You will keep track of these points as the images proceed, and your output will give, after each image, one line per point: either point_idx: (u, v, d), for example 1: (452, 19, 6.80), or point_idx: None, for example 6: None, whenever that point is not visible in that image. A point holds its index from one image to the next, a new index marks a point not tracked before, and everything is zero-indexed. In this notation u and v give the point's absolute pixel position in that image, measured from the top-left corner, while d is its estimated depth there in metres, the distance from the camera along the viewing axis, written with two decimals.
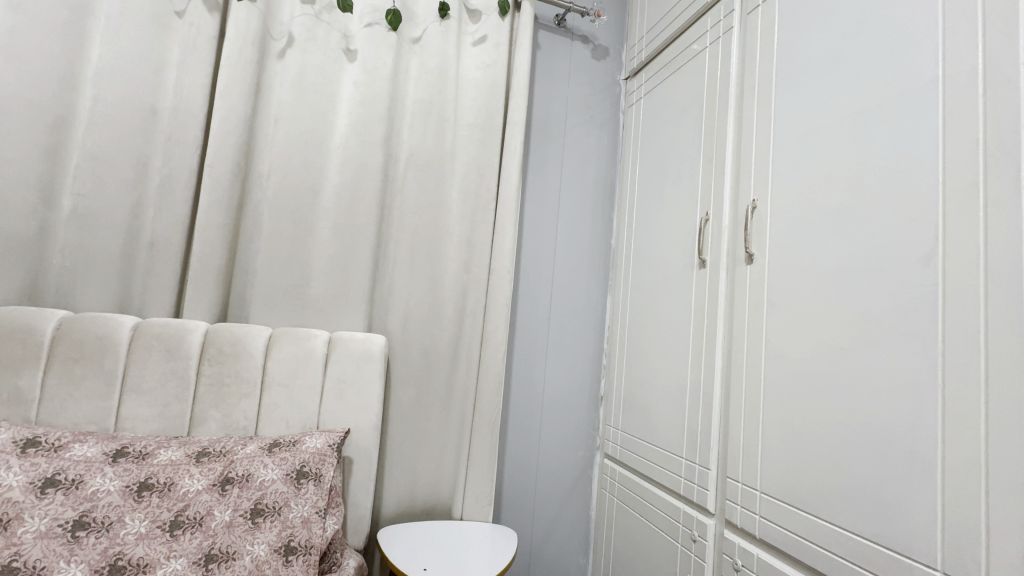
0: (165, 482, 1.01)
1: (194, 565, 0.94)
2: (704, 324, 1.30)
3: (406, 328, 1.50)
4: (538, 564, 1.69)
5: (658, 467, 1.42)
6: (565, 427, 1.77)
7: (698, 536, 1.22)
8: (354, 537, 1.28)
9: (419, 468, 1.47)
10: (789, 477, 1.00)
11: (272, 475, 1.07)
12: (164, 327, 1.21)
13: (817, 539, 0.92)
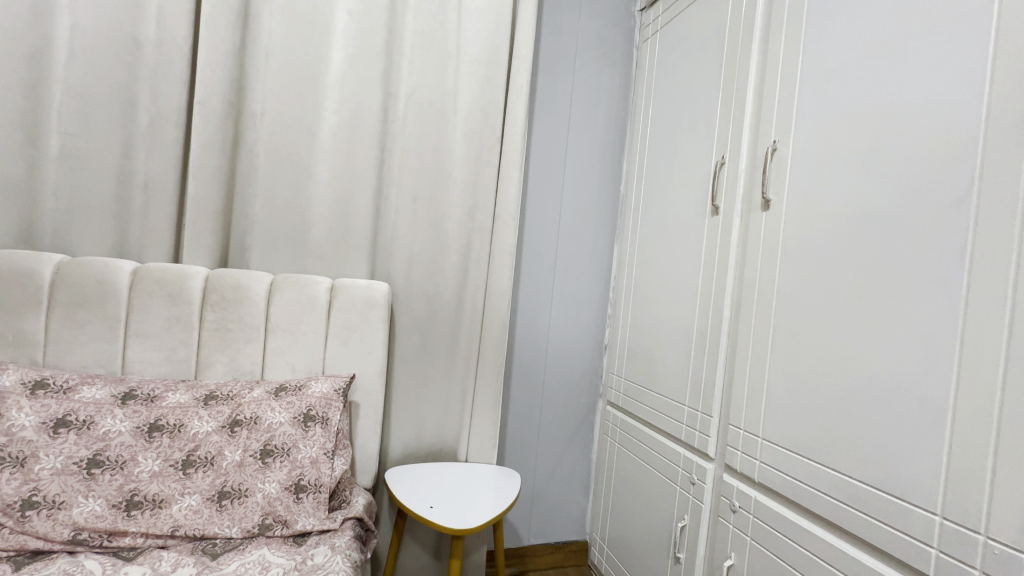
0: (175, 424, 1.02)
1: (208, 501, 0.97)
2: (714, 273, 1.27)
3: (410, 275, 1.47)
4: (540, 504, 1.75)
5: (660, 414, 1.44)
6: (568, 375, 1.78)
7: (697, 480, 1.25)
8: (362, 476, 1.32)
9: (424, 413, 1.50)
10: (793, 425, 1.00)
11: (280, 418, 1.08)
12: (164, 272, 1.18)
13: (817, 484, 0.94)
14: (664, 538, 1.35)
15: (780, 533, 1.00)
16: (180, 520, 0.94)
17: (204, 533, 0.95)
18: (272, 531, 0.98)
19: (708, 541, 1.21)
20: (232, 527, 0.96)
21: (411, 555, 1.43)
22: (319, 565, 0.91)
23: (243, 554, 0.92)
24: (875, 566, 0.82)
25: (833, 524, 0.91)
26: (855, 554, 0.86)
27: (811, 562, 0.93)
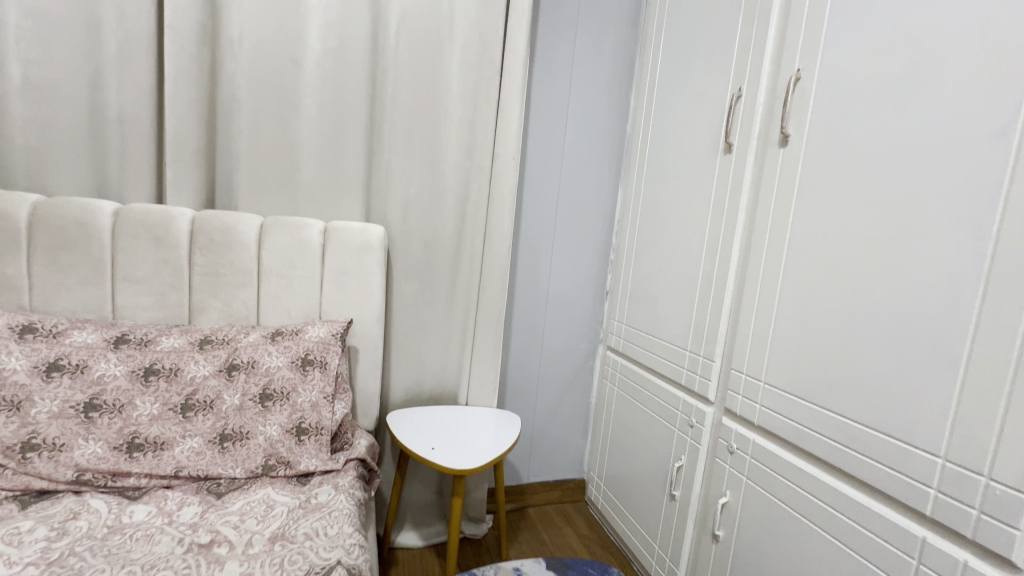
0: (171, 368, 1.01)
1: (210, 443, 0.98)
2: (724, 216, 1.22)
3: (407, 219, 1.41)
4: (539, 445, 1.80)
5: (661, 359, 1.44)
6: (569, 321, 1.77)
7: (695, 423, 1.26)
8: (364, 419, 1.34)
9: (424, 358, 1.49)
10: (797, 370, 0.99)
11: (277, 362, 1.07)
12: (147, 214, 1.13)
13: (818, 427, 0.94)
14: (661, 477, 1.38)
15: (777, 473, 1.02)
16: (182, 462, 0.95)
17: (208, 474, 0.95)
18: (276, 472, 0.99)
19: (704, 480, 1.24)
20: (236, 468, 0.97)
21: (415, 493, 1.47)
22: (323, 504, 0.92)
23: (247, 494, 0.93)
24: (871, 505, 0.84)
25: (831, 465, 0.92)
26: (851, 494, 0.87)
27: (807, 501, 0.95)
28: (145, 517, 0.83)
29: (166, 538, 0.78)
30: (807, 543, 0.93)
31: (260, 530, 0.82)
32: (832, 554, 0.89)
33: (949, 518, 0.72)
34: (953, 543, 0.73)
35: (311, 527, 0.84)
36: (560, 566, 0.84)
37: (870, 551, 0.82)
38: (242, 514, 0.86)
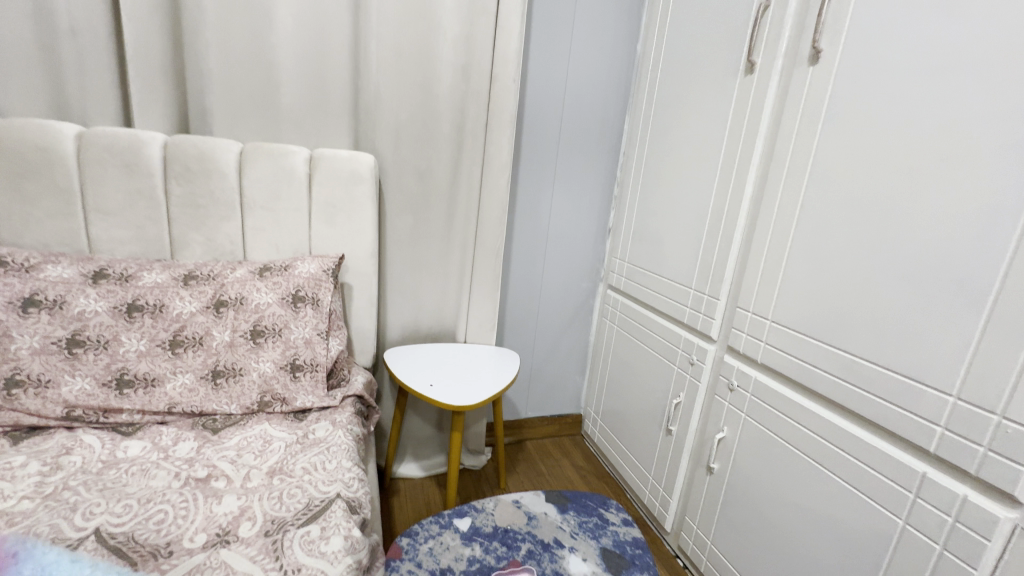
0: (155, 305, 0.97)
1: (202, 379, 0.96)
2: (740, 146, 1.13)
3: (398, 149, 1.32)
4: (538, 383, 1.81)
5: (663, 298, 1.40)
6: (569, 259, 1.72)
7: (695, 361, 1.25)
8: (361, 356, 1.32)
9: (421, 296, 1.45)
10: (808, 308, 0.96)
11: (267, 299, 1.03)
12: (113, 138, 1.03)
13: (824, 365, 0.92)
14: (658, 413, 1.40)
15: (778, 410, 1.01)
16: (175, 398, 0.93)
17: (202, 410, 0.94)
18: (272, 409, 0.98)
19: (701, 416, 1.25)
20: (231, 404, 0.96)
21: (415, 427, 1.49)
22: (321, 439, 0.91)
23: (244, 430, 0.91)
24: (873, 442, 0.83)
25: (835, 403, 0.91)
26: (853, 431, 0.87)
27: (807, 437, 0.95)
28: (140, 452, 0.82)
29: (162, 472, 0.77)
30: (804, 476, 0.95)
31: (257, 465, 0.82)
32: (828, 487, 0.90)
33: (953, 454, 0.72)
34: (954, 478, 0.73)
35: (309, 461, 0.83)
36: (560, 499, 0.84)
37: (868, 485, 0.83)
38: (239, 449, 0.86)
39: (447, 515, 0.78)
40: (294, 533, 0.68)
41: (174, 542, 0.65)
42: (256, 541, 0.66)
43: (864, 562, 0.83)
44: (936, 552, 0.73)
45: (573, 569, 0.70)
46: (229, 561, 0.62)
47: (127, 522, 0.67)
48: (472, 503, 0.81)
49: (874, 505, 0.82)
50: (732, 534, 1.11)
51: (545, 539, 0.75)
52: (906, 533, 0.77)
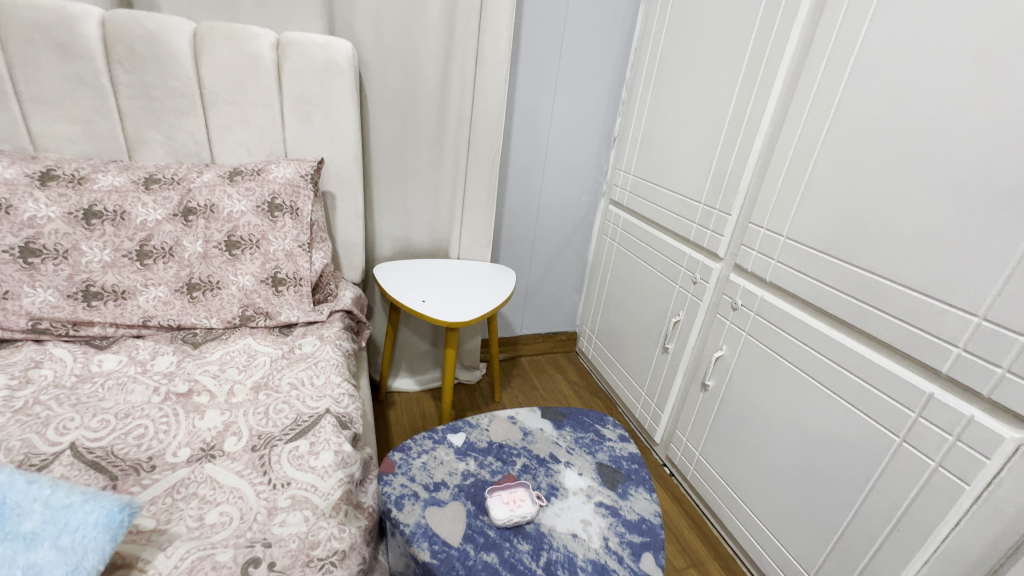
0: (115, 211, 0.87)
1: (177, 293, 0.89)
2: (772, 36, 0.98)
3: (380, 35, 1.14)
4: (533, 301, 1.77)
5: (669, 213, 1.32)
6: (570, 171, 1.60)
7: (698, 280, 1.20)
8: (349, 271, 1.26)
9: (411, 209, 1.36)
10: (830, 223, 0.88)
11: (240, 207, 0.94)
12: (36, 10, 0.85)
13: (838, 284, 0.87)
14: (655, 332, 1.38)
15: (782, 329, 0.98)
16: (150, 311, 0.87)
17: (180, 324, 0.89)
18: (255, 323, 0.93)
19: (700, 335, 1.23)
20: (211, 319, 0.91)
21: (409, 343, 1.47)
22: (308, 354, 0.87)
23: (226, 345, 0.87)
24: (881, 363, 0.81)
25: (845, 323, 0.87)
26: (861, 351, 0.84)
27: (810, 357, 0.92)
28: (116, 367, 0.78)
29: (140, 387, 0.73)
30: (802, 395, 0.94)
31: (242, 380, 0.78)
32: (827, 406, 0.89)
33: (966, 375, 0.69)
34: (961, 399, 0.72)
35: (296, 376, 0.80)
36: (556, 415, 0.83)
37: (868, 404, 0.82)
38: (222, 364, 0.82)
39: (440, 431, 0.77)
40: (282, 448, 0.65)
41: (157, 456, 0.62)
42: (242, 455, 0.64)
43: (853, 475, 0.84)
44: (930, 467, 0.74)
45: (568, 483, 0.69)
46: (214, 476, 0.60)
47: (105, 437, 0.64)
48: (466, 418, 0.79)
49: (872, 423, 0.82)
50: (722, 447, 1.14)
51: (541, 454, 0.74)
52: (901, 449, 0.77)
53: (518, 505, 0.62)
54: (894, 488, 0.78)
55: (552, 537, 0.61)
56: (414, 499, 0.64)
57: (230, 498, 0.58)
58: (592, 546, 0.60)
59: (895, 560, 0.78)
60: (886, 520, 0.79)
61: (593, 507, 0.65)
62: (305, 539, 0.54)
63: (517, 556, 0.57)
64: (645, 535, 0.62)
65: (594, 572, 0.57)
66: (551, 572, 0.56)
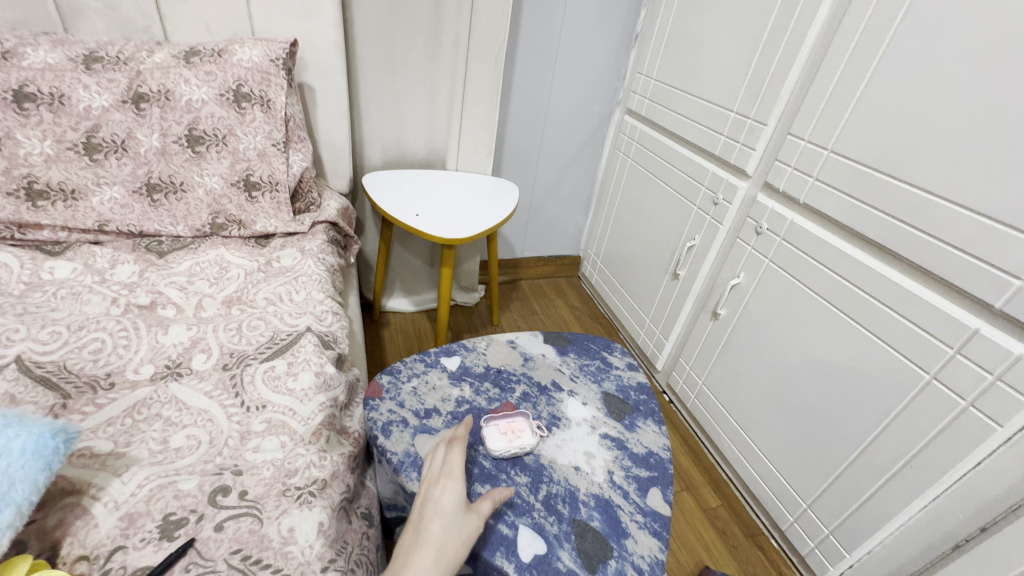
0: (52, 93, 0.73)
1: (136, 195, 0.79)
2: None
3: None
4: (537, 221, 1.67)
5: (693, 124, 1.17)
6: (583, 74, 1.42)
7: (720, 201, 1.09)
8: (335, 180, 1.14)
9: (404, 111, 1.20)
10: (888, 134, 0.76)
11: (201, 96, 0.80)
12: None
13: (886, 207, 0.77)
14: (666, 257, 1.29)
15: (810, 257, 0.89)
16: (106, 214, 0.78)
17: (143, 231, 0.80)
18: (228, 233, 0.84)
19: (715, 262, 1.14)
20: (177, 226, 0.82)
21: (404, 262, 1.39)
22: (287, 268, 0.79)
23: (195, 255, 0.78)
24: (922, 295, 0.73)
25: (887, 250, 0.78)
26: (902, 282, 0.75)
27: (839, 287, 0.84)
28: (71, 275, 0.69)
29: (96, 298, 0.65)
30: (824, 327, 0.87)
31: (213, 294, 0.70)
32: (851, 340, 0.82)
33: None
34: (1010, 336, 0.65)
35: (273, 292, 0.72)
36: (560, 341, 0.76)
37: (900, 339, 0.75)
38: (191, 275, 0.73)
39: (433, 354, 0.70)
40: (256, 368, 0.59)
41: (116, 373, 0.56)
42: (212, 375, 0.58)
43: (868, 411, 0.80)
44: (960, 407, 0.68)
45: (571, 413, 0.64)
46: (180, 396, 0.54)
47: (56, 351, 0.57)
48: (461, 341, 0.73)
49: (901, 360, 0.75)
50: (727, 377, 1.10)
51: (542, 381, 0.68)
52: (929, 387, 0.72)
53: (516, 436, 0.57)
54: (913, 425, 0.74)
55: (552, 470, 0.56)
56: (402, 426, 0.58)
57: (199, 421, 0.52)
58: (596, 480, 0.56)
59: (901, 495, 0.76)
60: (898, 457, 0.76)
61: (597, 439, 0.61)
62: (281, 467, 0.49)
63: (514, 489, 0.53)
64: (653, 470, 0.58)
65: (597, 507, 0.53)
66: (551, 507, 0.52)
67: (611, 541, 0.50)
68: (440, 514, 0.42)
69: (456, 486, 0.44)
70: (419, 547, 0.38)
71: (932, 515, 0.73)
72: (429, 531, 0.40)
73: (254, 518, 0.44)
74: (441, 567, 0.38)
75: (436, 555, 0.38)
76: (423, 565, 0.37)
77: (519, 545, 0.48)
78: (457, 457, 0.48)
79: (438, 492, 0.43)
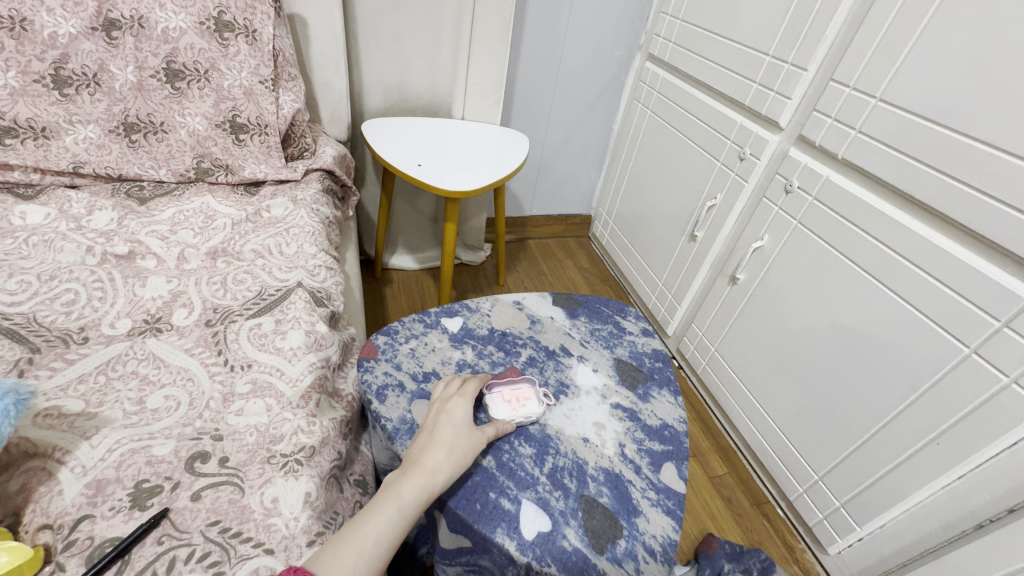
0: (10, 17, 0.64)
1: (113, 135, 0.73)
2: None
3: None
4: (546, 177, 1.58)
5: (722, 70, 1.07)
6: (603, 13, 1.29)
7: (747, 156, 1.01)
8: (332, 126, 1.06)
9: (406, 52, 1.11)
10: (949, 79, 0.67)
11: (178, 24, 0.72)
12: None
13: (939, 163, 0.69)
14: (684, 216, 1.22)
15: (845, 218, 0.82)
16: (81, 155, 0.72)
17: (122, 174, 0.74)
18: (215, 178, 0.79)
19: (737, 222, 1.07)
20: (160, 170, 0.76)
21: (406, 216, 1.33)
22: (278, 219, 0.73)
23: (179, 202, 0.72)
24: (970, 261, 0.66)
25: (934, 211, 0.71)
26: (949, 248, 0.68)
27: (874, 251, 0.78)
28: (44, 222, 0.64)
29: (70, 246, 0.60)
30: (854, 294, 0.81)
31: (197, 244, 0.65)
32: (882, 309, 0.77)
33: None
34: None
35: (262, 244, 0.67)
36: (570, 303, 0.71)
37: (939, 309, 0.69)
38: (174, 224, 0.68)
39: (433, 314, 0.66)
40: (241, 325, 0.55)
41: (90, 327, 0.52)
42: (193, 331, 0.53)
43: (895, 383, 0.75)
44: (1001, 384, 0.63)
45: (581, 380, 0.59)
46: (158, 353, 0.50)
47: (25, 303, 0.52)
48: (464, 301, 0.68)
49: (938, 331, 0.70)
50: (743, 344, 1.05)
51: (550, 346, 0.63)
52: (968, 361, 0.66)
53: (522, 405, 0.53)
54: (945, 401, 0.69)
55: (558, 441, 0.52)
56: (399, 391, 0.54)
57: (178, 380, 0.48)
58: (606, 454, 0.52)
59: (923, 472, 0.72)
60: (925, 432, 0.72)
61: (608, 409, 0.57)
62: (265, 432, 0.45)
63: (517, 461, 0.49)
64: (667, 443, 0.55)
65: (607, 483, 0.49)
66: (556, 481, 0.48)
67: (620, 519, 0.46)
68: (453, 422, 0.46)
69: (467, 403, 0.48)
70: (432, 445, 0.43)
71: (955, 494, 0.69)
72: (442, 434, 0.44)
73: (235, 488, 0.40)
74: (452, 462, 0.43)
75: (448, 452, 0.43)
76: (437, 458, 0.42)
77: (521, 521, 0.44)
78: (472, 384, 0.51)
79: (451, 406, 0.48)
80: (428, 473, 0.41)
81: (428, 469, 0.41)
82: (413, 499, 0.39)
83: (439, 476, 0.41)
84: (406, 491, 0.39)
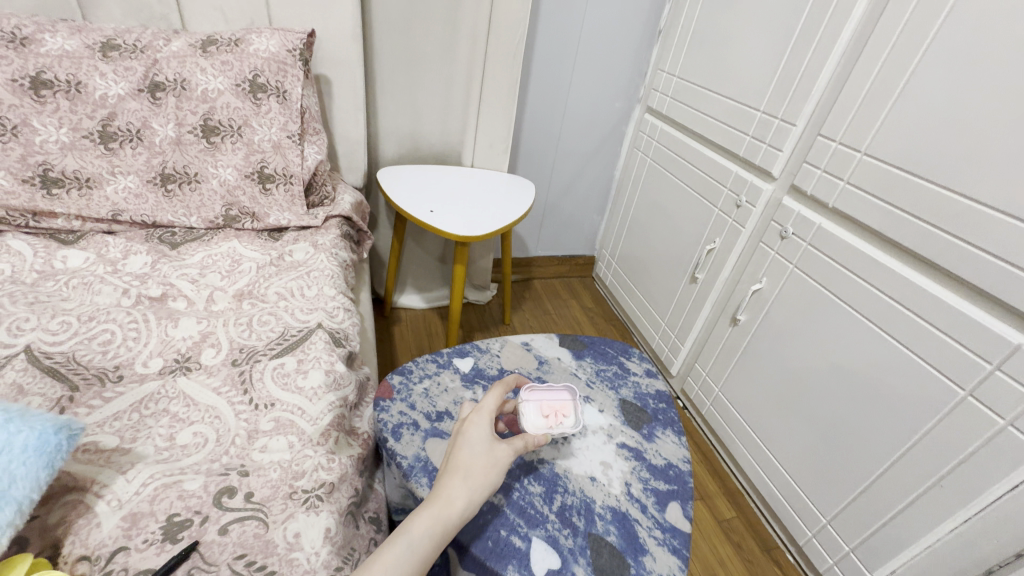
0: (68, 80, 0.72)
1: (150, 185, 0.78)
2: None
3: None
4: (551, 220, 1.64)
5: (716, 123, 1.14)
6: (603, 69, 1.39)
7: (743, 203, 1.06)
8: (350, 173, 1.13)
9: (420, 106, 1.19)
10: (930, 137, 0.72)
11: (217, 85, 0.79)
12: None
13: (925, 213, 0.73)
14: (684, 260, 1.26)
15: (839, 264, 0.86)
16: (120, 204, 0.77)
17: (156, 221, 0.79)
18: (241, 225, 0.84)
19: (736, 265, 1.11)
20: (191, 217, 0.81)
21: (416, 257, 1.37)
22: (299, 263, 0.78)
23: (208, 247, 0.77)
24: (960, 307, 0.69)
25: (921, 258, 0.75)
26: (938, 294, 0.72)
27: (868, 296, 0.81)
28: (82, 265, 0.69)
29: (108, 288, 0.64)
30: (851, 336, 0.84)
31: (224, 287, 0.70)
32: (879, 351, 0.79)
33: None
34: None
35: (285, 286, 0.71)
36: (576, 344, 0.74)
37: (933, 352, 0.72)
38: (203, 267, 0.73)
39: (446, 354, 0.69)
40: (265, 365, 0.58)
41: (124, 366, 0.55)
42: (221, 370, 0.56)
43: (897, 427, 0.76)
44: (997, 426, 0.65)
45: (588, 420, 0.61)
46: (188, 392, 0.53)
47: (65, 342, 0.56)
48: (474, 342, 0.71)
49: (932, 372, 0.72)
50: (746, 384, 1.07)
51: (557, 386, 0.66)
52: (964, 404, 0.68)
53: (558, 421, 0.55)
54: (945, 443, 0.70)
55: (567, 479, 0.54)
56: (413, 429, 0.56)
57: (206, 418, 0.51)
58: (613, 492, 0.53)
59: (929, 516, 0.73)
60: (928, 475, 0.72)
61: (614, 449, 0.58)
62: (288, 469, 0.47)
63: (527, 499, 0.51)
64: (672, 482, 0.56)
65: (614, 521, 0.51)
66: (565, 519, 0.50)
67: (628, 557, 0.48)
68: (468, 444, 0.46)
69: (482, 422, 0.49)
70: (448, 473, 0.44)
71: (963, 539, 0.69)
72: (458, 459, 0.45)
73: (260, 522, 0.42)
74: (469, 487, 0.43)
75: (463, 477, 0.43)
76: (453, 486, 0.43)
77: (532, 559, 0.46)
78: (490, 398, 0.51)
79: (467, 427, 0.48)
80: (443, 503, 0.41)
81: (440, 502, 0.42)
82: (423, 534, 0.39)
83: (455, 506, 0.41)
84: (416, 527, 0.40)
